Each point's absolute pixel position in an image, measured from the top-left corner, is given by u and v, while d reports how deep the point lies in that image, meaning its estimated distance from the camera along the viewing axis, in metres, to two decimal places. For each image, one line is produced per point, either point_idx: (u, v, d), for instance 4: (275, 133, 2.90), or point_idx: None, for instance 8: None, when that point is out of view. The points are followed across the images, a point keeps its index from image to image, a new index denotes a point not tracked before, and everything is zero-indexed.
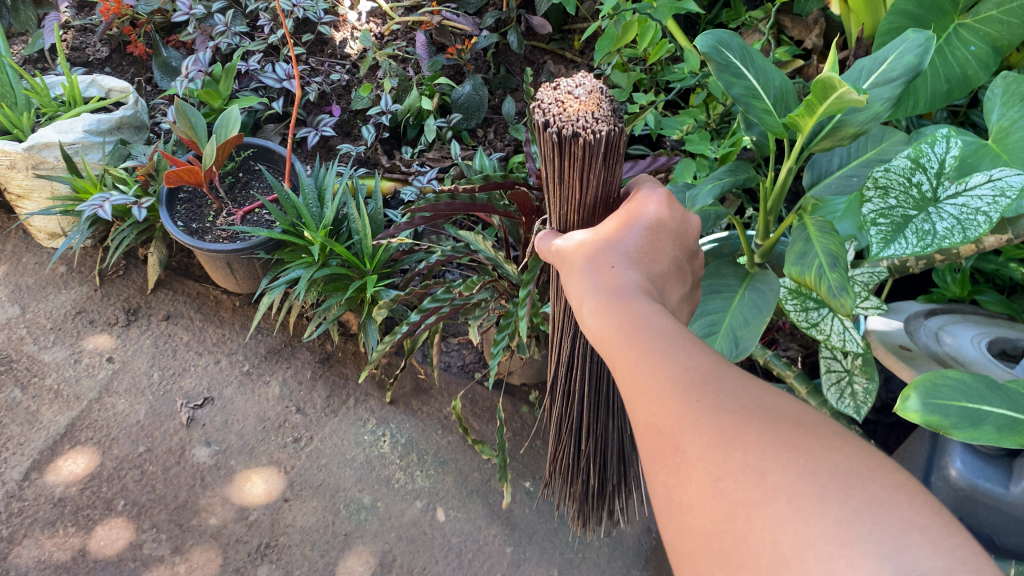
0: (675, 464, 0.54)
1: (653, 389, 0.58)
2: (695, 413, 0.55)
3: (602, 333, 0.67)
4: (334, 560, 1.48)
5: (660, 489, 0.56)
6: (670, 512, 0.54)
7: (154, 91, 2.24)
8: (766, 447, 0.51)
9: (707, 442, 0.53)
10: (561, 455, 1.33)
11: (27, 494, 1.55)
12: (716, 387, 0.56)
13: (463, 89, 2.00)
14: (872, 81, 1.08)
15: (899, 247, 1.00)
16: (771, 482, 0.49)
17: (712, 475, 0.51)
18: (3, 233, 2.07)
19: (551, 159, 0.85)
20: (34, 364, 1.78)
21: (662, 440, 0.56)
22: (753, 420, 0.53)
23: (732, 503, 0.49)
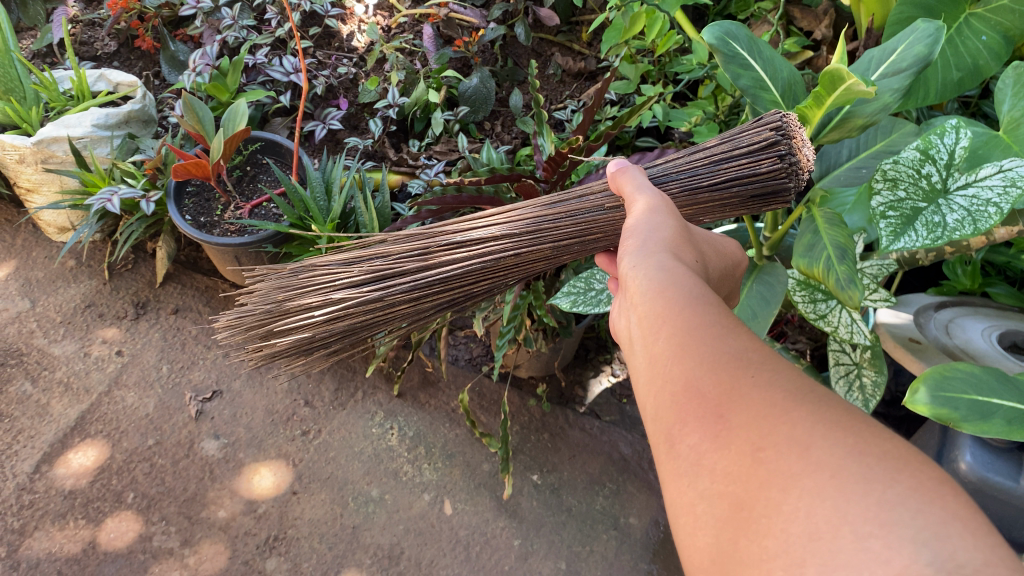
0: (715, 428, 0.54)
1: (713, 354, 0.58)
2: (753, 384, 0.55)
3: (676, 283, 0.67)
4: (342, 553, 1.48)
5: (685, 452, 0.55)
6: (693, 475, 0.53)
7: (162, 85, 2.24)
8: (814, 426, 0.50)
9: (757, 412, 0.52)
10: (328, 289, 1.18)
11: (37, 487, 1.56)
12: (768, 370, 0.56)
13: (471, 81, 2.01)
14: (880, 72, 1.07)
15: (909, 239, 0.99)
16: (816, 456, 0.48)
17: (755, 444, 0.51)
18: (12, 227, 2.07)
19: (741, 147, 0.99)
20: (43, 358, 1.79)
21: (700, 406, 0.55)
22: (803, 402, 0.53)
23: (771, 473, 0.49)
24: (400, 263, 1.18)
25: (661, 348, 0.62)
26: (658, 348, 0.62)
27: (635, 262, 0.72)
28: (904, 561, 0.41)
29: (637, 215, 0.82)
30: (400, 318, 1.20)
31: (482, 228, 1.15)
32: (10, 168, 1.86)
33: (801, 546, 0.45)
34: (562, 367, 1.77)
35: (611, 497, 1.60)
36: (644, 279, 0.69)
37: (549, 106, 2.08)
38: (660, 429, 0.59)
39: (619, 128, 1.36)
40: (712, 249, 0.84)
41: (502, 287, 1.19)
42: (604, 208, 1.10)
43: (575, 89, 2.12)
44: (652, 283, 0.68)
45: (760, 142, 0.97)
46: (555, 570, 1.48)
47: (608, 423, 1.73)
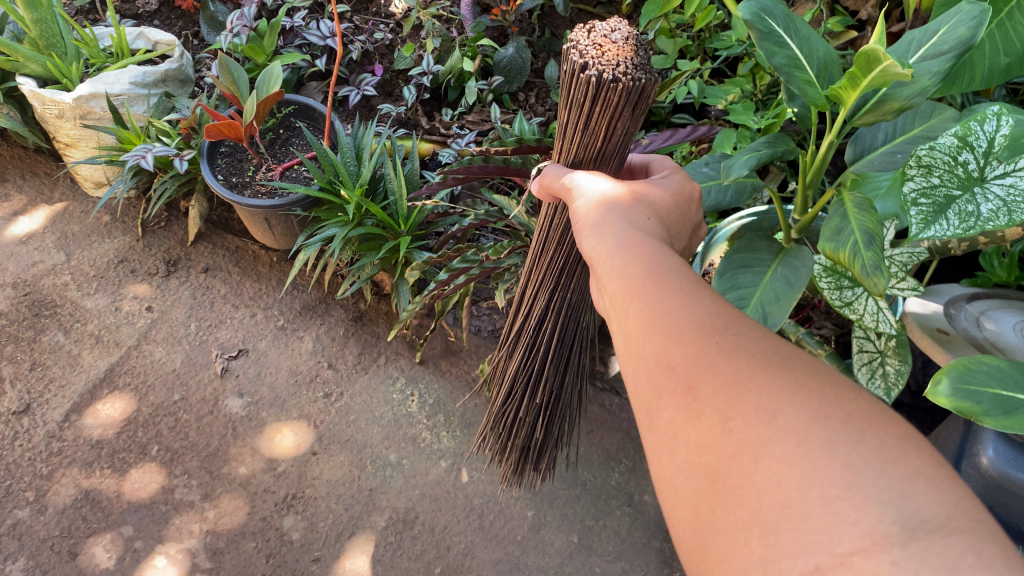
0: (685, 401, 0.54)
1: (672, 328, 0.59)
2: (718, 351, 0.55)
3: (640, 258, 0.67)
4: (358, 515, 1.51)
5: (662, 426, 0.55)
6: (670, 449, 0.54)
7: (200, 46, 2.25)
8: (779, 390, 0.51)
9: (721, 382, 0.53)
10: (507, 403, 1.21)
11: (66, 435, 1.60)
12: (734, 334, 0.56)
13: (505, 51, 1.97)
14: (920, 55, 1.04)
15: (940, 228, 0.97)
16: (782, 423, 0.49)
17: (724, 414, 0.51)
18: (51, 180, 2.11)
19: (578, 103, 0.87)
20: (76, 310, 1.83)
21: (671, 380, 0.56)
22: (769, 366, 0.53)
23: (740, 442, 0.49)
24: None
25: (629, 329, 0.63)
26: (628, 328, 0.63)
27: (596, 245, 0.73)
28: (870, 522, 0.42)
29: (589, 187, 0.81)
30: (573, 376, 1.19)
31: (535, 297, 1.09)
32: (50, 122, 1.90)
33: (774, 515, 0.46)
34: (585, 342, 1.76)
35: (626, 473, 1.60)
36: (608, 259, 0.70)
37: None
38: (639, 405, 0.59)
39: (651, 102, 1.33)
40: (667, 197, 0.82)
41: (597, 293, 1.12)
42: None
43: None
44: (615, 263, 0.68)
45: (587, 86, 0.84)
46: (567, 542, 1.49)
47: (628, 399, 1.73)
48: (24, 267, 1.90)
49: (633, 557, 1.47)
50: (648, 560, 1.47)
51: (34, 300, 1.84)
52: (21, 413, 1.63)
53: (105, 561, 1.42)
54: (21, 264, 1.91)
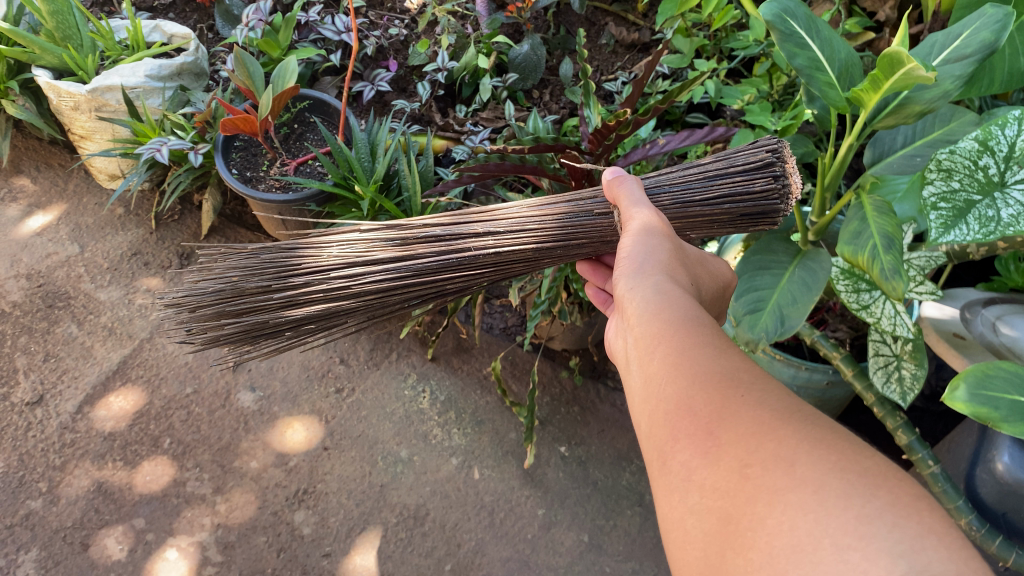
0: (704, 445, 0.57)
1: (701, 377, 0.62)
2: (742, 403, 0.59)
3: (673, 306, 0.71)
4: (369, 511, 1.51)
5: (676, 467, 0.58)
6: (683, 491, 0.57)
7: (215, 39, 2.25)
8: (799, 443, 0.54)
9: (744, 430, 0.56)
10: (299, 269, 1.24)
11: (79, 427, 1.61)
12: (758, 390, 0.60)
13: (521, 48, 1.98)
14: (942, 58, 1.04)
15: (959, 233, 0.96)
16: (799, 472, 0.52)
17: (742, 460, 0.54)
18: (66, 172, 2.11)
19: (731, 167, 1.05)
20: (89, 302, 1.83)
21: (693, 423, 0.59)
22: (789, 421, 0.56)
23: (756, 487, 0.52)
24: (375, 251, 1.22)
25: (656, 367, 0.66)
26: (653, 368, 0.67)
27: (632, 284, 0.76)
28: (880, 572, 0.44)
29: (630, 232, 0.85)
30: (362, 310, 1.24)
31: (467, 227, 1.22)
32: (65, 114, 1.90)
33: (783, 556, 0.48)
34: (596, 342, 1.76)
35: (637, 474, 1.60)
36: (641, 301, 0.73)
37: (599, 77, 2.06)
38: (654, 446, 0.62)
39: (668, 102, 1.33)
40: (704, 272, 0.88)
41: (476, 287, 1.24)
42: (594, 214, 1.16)
43: (627, 60, 2.09)
44: (648, 305, 0.72)
45: (756, 162, 1.03)
46: (577, 542, 1.49)
47: None
48: (39, 259, 1.91)
49: (643, 557, 1.48)
50: (658, 561, 1.47)
51: (48, 291, 1.84)
52: (34, 404, 1.64)
53: (117, 553, 1.43)
54: (35, 255, 1.91)
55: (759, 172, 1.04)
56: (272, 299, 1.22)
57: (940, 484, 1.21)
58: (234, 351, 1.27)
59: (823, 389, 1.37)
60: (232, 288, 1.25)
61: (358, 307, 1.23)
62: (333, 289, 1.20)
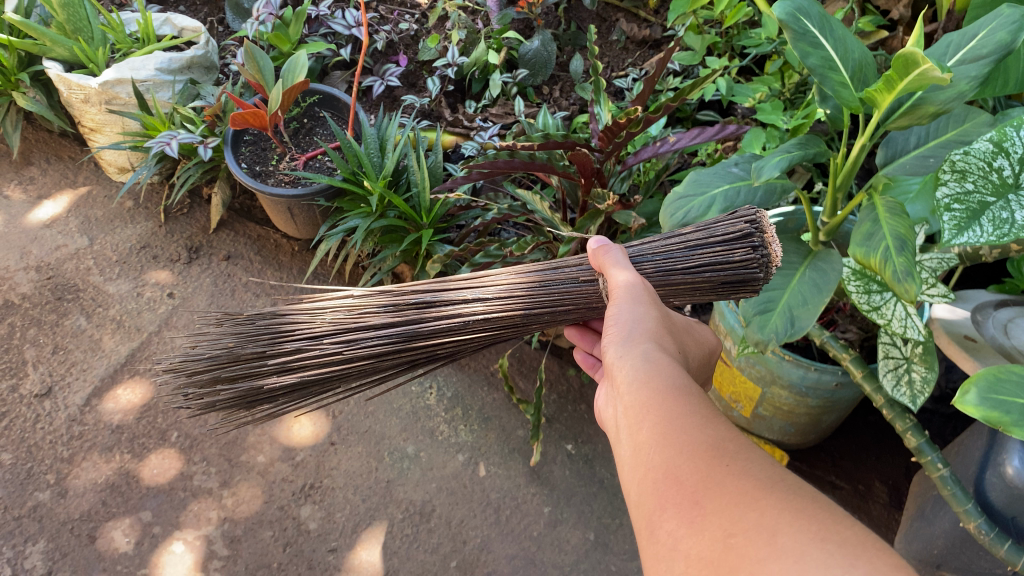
0: (689, 515, 0.59)
1: (688, 446, 0.63)
2: (727, 472, 0.60)
3: (661, 373, 0.72)
4: (375, 506, 1.51)
5: (663, 535, 0.60)
6: (670, 560, 0.58)
7: (225, 32, 2.25)
8: (780, 512, 0.55)
9: (728, 500, 0.57)
10: (291, 339, 1.21)
11: (87, 419, 1.61)
12: (743, 458, 0.61)
13: (532, 44, 1.98)
14: (958, 58, 1.03)
15: (973, 235, 0.95)
16: (782, 542, 0.53)
17: (727, 530, 0.56)
18: (76, 165, 2.12)
19: (711, 237, 1.02)
20: (98, 295, 1.83)
21: (679, 492, 0.61)
22: (773, 490, 0.58)
23: (739, 556, 0.53)
24: (368, 316, 1.21)
25: (644, 436, 0.67)
26: (640, 436, 0.68)
27: (619, 348, 0.77)
28: None
29: (617, 292, 0.87)
30: (356, 375, 1.22)
31: (456, 292, 1.21)
32: (75, 107, 1.91)
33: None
34: None
35: None
36: (630, 367, 0.74)
37: (610, 73, 2.05)
38: (642, 513, 0.63)
39: (680, 101, 1.32)
40: (689, 338, 0.89)
41: (466, 352, 1.24)
42: (579, 281, 1.17)
43: (637, 56, 2.08)
44: (635, 370, 0.73)
45: (736, 232, 0.99)
46: (583, 540, 1.49)
47: None
48: (48, 251, 1.91)
49: None
50: None
51: (57, 284, 1.85)
52: (43, 396, 1.65)
53: (123, 546, 1.43)
54: (45, 248, 1.92)
55: (740, 241, 1.00)
56: (267, 364, 1.19)
57: (949, 487, 1.19)
58: (227, 418, 1.23)
59: (832, 391, 1.37)
60: (226, 353, 1.21)
61: (351, 372, 1.21)
62: (329, 354, 1.18)
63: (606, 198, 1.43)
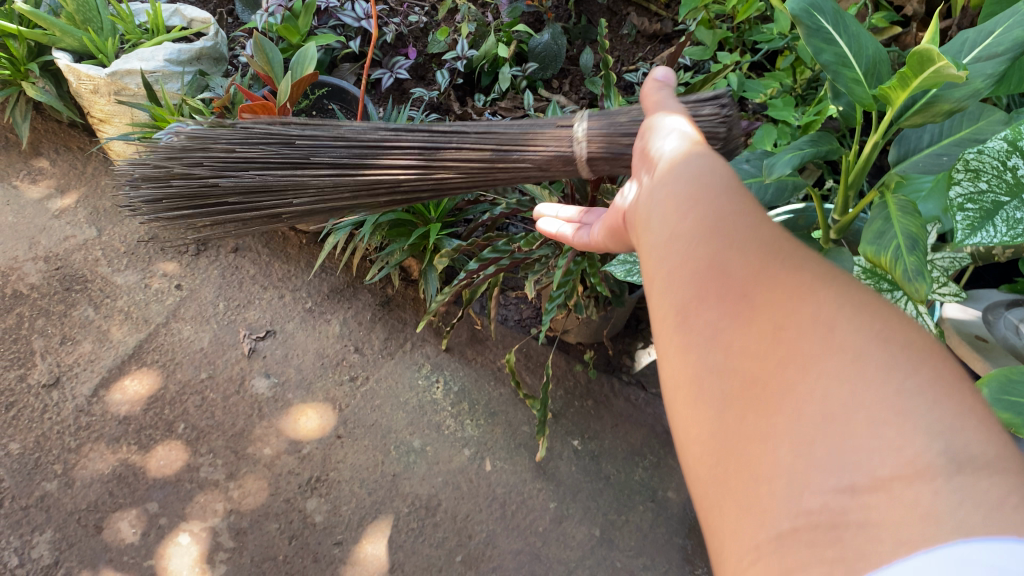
0: (732, 309, 0.53)
1: (734, 240, 0.58)
2: (777, 268, 0.54)
3: (709, 177, 0.66)
4: (381, 500, 1.51)
5: (698, 327, 0.55)
6: (705, 349, 0.54)
7: (234, 24, 2.24)
8: (839, 307, 0.50)
9: (778, 297, 0.52)
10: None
11: (94, 410, 1.62)
12: (797, 257, 0.56)
13: (541, 38, 1.97)
14: (974, 56, 1.02)
15: (986, 235, 0.95)
16: (837, 337, 0.48)
17: (775, 325, 0.51)
18: (84, 155, 2.12)
19: None
20: (106, 286, 1.84)
21: (722, 285, 0.55)
22: (829, 289, 0.52)
23: (787, 354, 0.49)
24: None
25: (686, 229, 0.61)
26: (683, 228, 0.62)
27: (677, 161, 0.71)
28: (914, 450, 0.42)
29: (674, 136, 0.78)
30: None
31: None
32: (85, 98, 1.91)
33: (811, 424, 0.45)
34: (610, 335, 1.76)
35: (650, 469, 1.59)
36: (677, 175, 0.68)
37: (620, 68, 2.04)
38: (672, 305, 0.58)
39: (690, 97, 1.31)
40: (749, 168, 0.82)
41: None
42: None
43: (648, 51, 2.07)
44: (683, 180, 0.67)
45: None
46: (589, 536, 1.49)
47: (653, 395, 1.71)
48: (56, 241, 1.91)
49: (655, 553, 1.47)
50: (670, 558, 1.46)
51: (66, 274, 1.85)
52: (51, 386, 1.65)
53: (130, 537, 1.43)
54: (53, 238, 1.92)
55: None
56: None
57: None
58: None
59: None
60: None
61: None
62: None
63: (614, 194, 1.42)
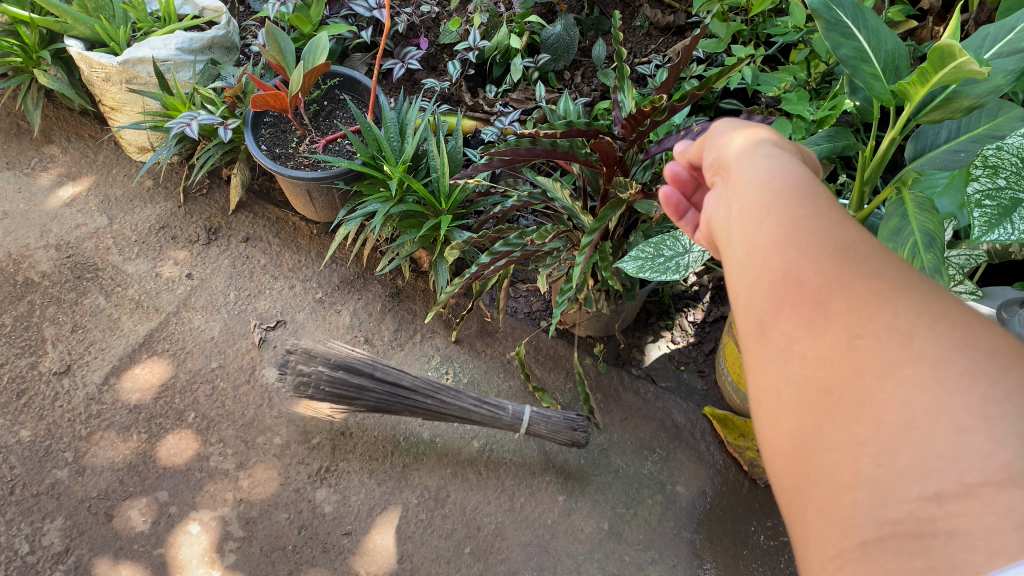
0: (809, 316, 0.51)
1: (810, 241, 0.55)
2: (856, 270, 0.51)
3: (784, 175, 0.63)
4: (390, 491, 1.52)
5: (777, 337, 0.53)
6: (783, 360, 0.52)
7: (246, 12, 2.24)
8: (918, 315, 0.48)
9: (856, 299, 0.49)
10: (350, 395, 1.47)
11: (105, 398, 1.62)
12: (877, 257, 0.52)
13: (554, 29, 1.96)
14: (994, 51, 1.01)
15: (1003, 233, 0.93)
16: (918, 346, 0.46)
17: (854, 331, 0.48)
18: (96, 143, 2.12)
19: None
20: (117, 275, 1.84)
21: (798, 292, 0.53)
22: (910, 292, 0.50)
23: (868, 362, 0.47)
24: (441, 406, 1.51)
25: (761, 238, 0.58)
26: (758, 237, 0.58)
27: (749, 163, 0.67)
28: (1005, 455, 0.40)
29: (738, 128, 0.75)
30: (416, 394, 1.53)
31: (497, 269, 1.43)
32: (96, 86, 1.90)
33: (895, 434, 0.44)
34: (621, 329, 1.75)
35: (659, 463, 1.59)
36: (749, 172, 0.65)
37: (633, 60, 2.03)
38: (751, 314, 0.56)
39: (706, 90, 1.30)
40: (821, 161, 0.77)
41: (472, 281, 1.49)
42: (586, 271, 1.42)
43: (661, 43, 2.05)
44: (756, 177, 0.64)
45: None
46: (597, 529, 1.48)
47: (663, 389, 1.71)
48: (68, 230, 1.92)
49: (663, 547, 1.47)
50: (678, 552, 1.46)
51: (77, 262, 1.85)
52: (62, 374, 1.65)
53: (140, 525, 1.44)
54: (65, 226, 1.92)
55: None
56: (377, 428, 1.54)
57: None
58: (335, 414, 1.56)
59: None
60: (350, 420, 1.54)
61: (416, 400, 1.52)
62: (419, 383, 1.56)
63: (627, 187, 1.41)
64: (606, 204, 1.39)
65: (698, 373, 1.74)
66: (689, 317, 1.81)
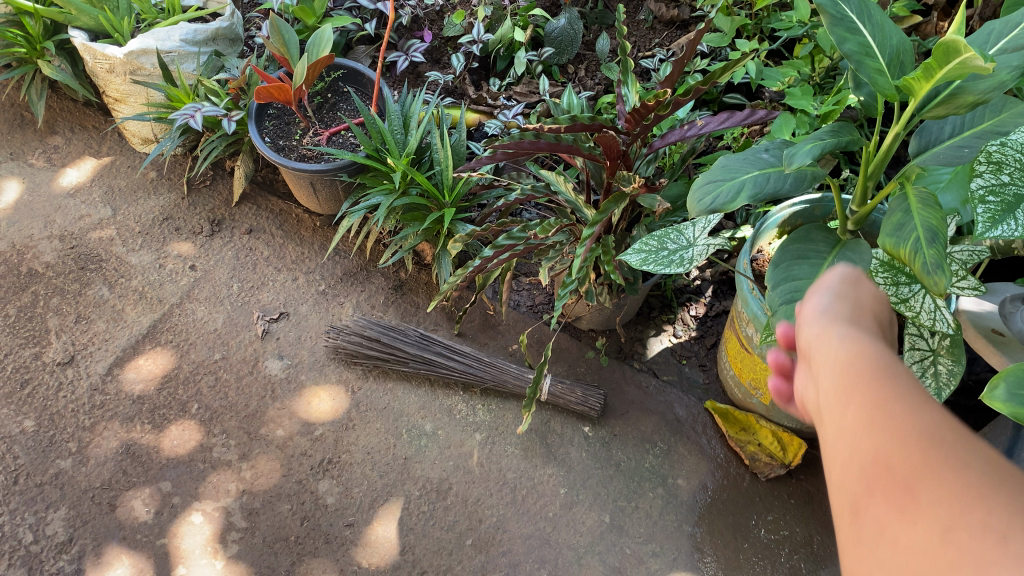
0: (886, 488, 0.47)
1: (875, 402, 0.51)
2: (906, 423, 0.49)
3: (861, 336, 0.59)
4: (392, 482, 1.52)
5: (860, 531, 0.49)
6: (865, 560, 0.48)
7: (250, 4, 2.24)
8: (974, 479, 0.44)
9: (911, 471, 0.46)
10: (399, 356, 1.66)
11: (109, 389, 1.63)
12: (927, 417, 0.49)
13: (558, 22, 1.96)
14: (999, 47, 1.01)
15: (1006, 228, 0.93)
16: (987, 522, 0.41)
17: (917, 511, 0.45)
18: (100, 135, 2.12)
19: None
20: (121, 266, 1.84)
21: (862, 478, 0.49)
22: (954, 446, 0.46)
23: (936, 547, 0.43)
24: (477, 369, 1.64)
25: (830, 389, 0.57)
26: (835, 410, 0.55)
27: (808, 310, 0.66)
28: None
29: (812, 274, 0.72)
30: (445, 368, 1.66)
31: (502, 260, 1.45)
32: (100, 77, 1.90)
33: None
34: (623, 323, 1.76)
35: (661, 457, 1.59)
36: (817, 333, 0.62)
37: (636, 54, 2.03)
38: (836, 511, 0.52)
39: (709, 84, 1.29)
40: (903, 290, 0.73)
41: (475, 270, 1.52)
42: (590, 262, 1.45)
43: (665, 37, 2.05)
44: (828, 335, 0.61)
45: None
46: (598, 522, 1.49)
47: (665, 382, 1.72)
48: (71, 221, 1.92)
49: (664, 540, 1.47)
50: (679, 545, 1.47)
51: (80, 253, 1.85)
52: (65, 364, 1.66)
53: (143, 515, 1.45)
54: (69, 217, 1.93)
55: None
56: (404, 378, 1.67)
57: None
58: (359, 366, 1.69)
59: None
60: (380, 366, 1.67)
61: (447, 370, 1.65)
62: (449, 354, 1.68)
63: (631, 180, 1.40)
64: (609, 196, 1.38)
65: (700, 367, 1.75)
66: (691, 311, 1.81)
